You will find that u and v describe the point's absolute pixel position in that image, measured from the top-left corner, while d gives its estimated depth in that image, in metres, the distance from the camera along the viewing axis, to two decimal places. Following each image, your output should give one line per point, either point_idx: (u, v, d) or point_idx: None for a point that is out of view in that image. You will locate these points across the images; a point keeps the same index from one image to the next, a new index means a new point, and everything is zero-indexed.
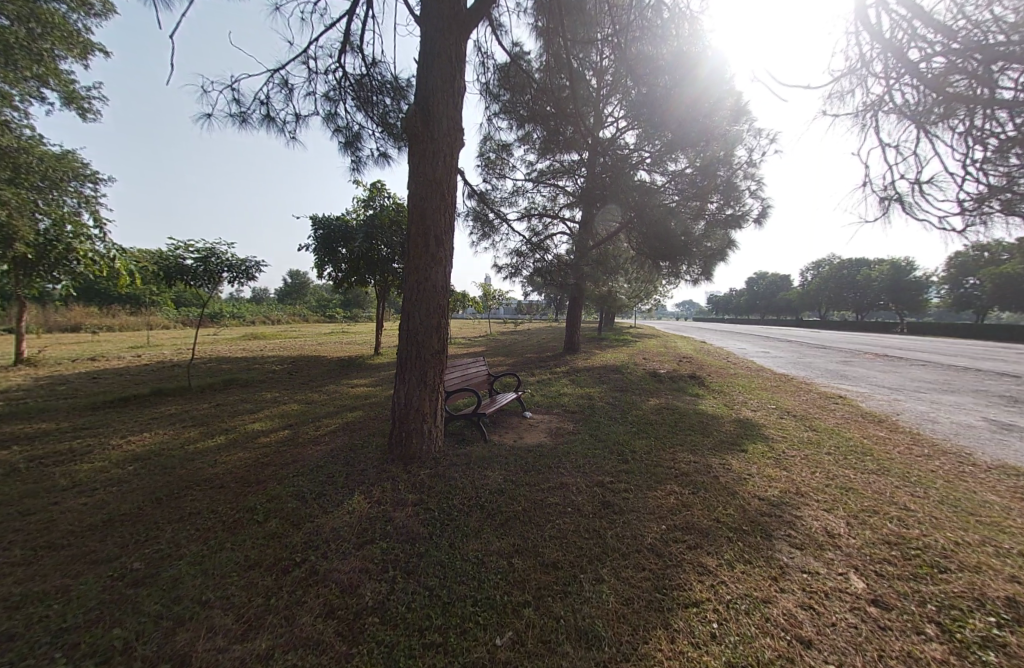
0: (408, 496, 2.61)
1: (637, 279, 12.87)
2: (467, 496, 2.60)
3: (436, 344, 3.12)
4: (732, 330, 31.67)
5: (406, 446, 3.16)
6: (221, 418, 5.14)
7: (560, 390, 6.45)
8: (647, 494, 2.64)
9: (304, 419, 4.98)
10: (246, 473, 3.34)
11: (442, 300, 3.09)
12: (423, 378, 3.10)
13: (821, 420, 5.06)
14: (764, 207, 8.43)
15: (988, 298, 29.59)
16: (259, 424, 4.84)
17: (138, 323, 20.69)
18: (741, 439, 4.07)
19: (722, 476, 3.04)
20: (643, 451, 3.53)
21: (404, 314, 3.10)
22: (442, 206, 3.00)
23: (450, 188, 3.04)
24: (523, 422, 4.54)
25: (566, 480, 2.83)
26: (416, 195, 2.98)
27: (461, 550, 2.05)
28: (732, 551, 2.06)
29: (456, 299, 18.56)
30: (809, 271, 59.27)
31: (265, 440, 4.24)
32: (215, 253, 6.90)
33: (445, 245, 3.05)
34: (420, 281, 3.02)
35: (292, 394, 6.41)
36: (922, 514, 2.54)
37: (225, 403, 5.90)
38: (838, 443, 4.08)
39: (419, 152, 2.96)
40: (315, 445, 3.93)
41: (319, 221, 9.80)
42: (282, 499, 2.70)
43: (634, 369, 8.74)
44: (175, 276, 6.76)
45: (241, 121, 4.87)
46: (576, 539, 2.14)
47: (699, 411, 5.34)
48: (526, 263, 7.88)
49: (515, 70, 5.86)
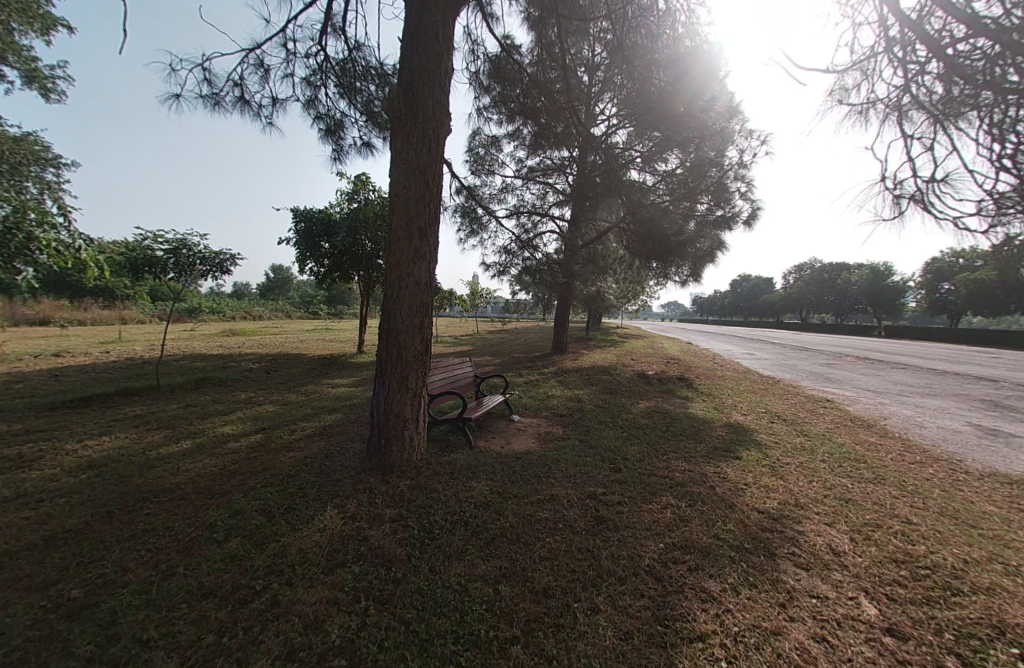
0: (386, 511, 2.39)
1: (626, 279, 12.81)
2: (450, 511, 2.40)
3: (418, 346, 2.91)
4: (716, 331, 32.21)
5: (385, 454, 2.94)
6: (188, 421, 4.80)
7: (548, 391, 6.29)
8: (642, 508, 2.48)
9: (278, 422, 4.68)
10: (209, 483, 3.06)
11: (426, 298, 2.89)
12: (404, 381, 2.89)
13: (811, 425, 5.01)
14: (754, 208, 8.41)
15: (961, 303, 30.62)
16: (230, 427, 4.54)
17: (112, 317, 19.92)
18: (735, 445, 3.97)
19: (719, 485, 2.91)
20: (636, 458, 3.38)
21: (384, 313, 2.88)
22: (427, 197, 2.79)
23: (435, 177, 2.83)
24: (511, 427, 4.35)
25: (556, 492, 2.65)
26: (398, 184, 2.76)
27: (444, 575, 1.85)
28: (736, 574, 1.92)
29: (443, 297, 18.26)
30: (791, 274, 60.69)
31: (234, 445, 3.95)
32: (187, 245, 6.51)
33: (430, 239, 2.84)
34: (402, 277, 2.81)
35: (267, 395, 6.08)
36: (926, 529, 2.46)
37: (194, 403, 5.55)
38: (831, 450, 4.02)
39: (402, 138, 2.74)
40: (288, 451, 3.66)
41: (300, 214, 9.43)
42: (245, 514, 2.45)
43: (623, 371, 8.64)
44: (143, 269, 6.35)
45: (213, 104, 4.55)
46: (568, 561, 1.96)
47: (689, 414, 5.25)
48: (514, 262, 7.70)
49: (505, 63, 5.66)
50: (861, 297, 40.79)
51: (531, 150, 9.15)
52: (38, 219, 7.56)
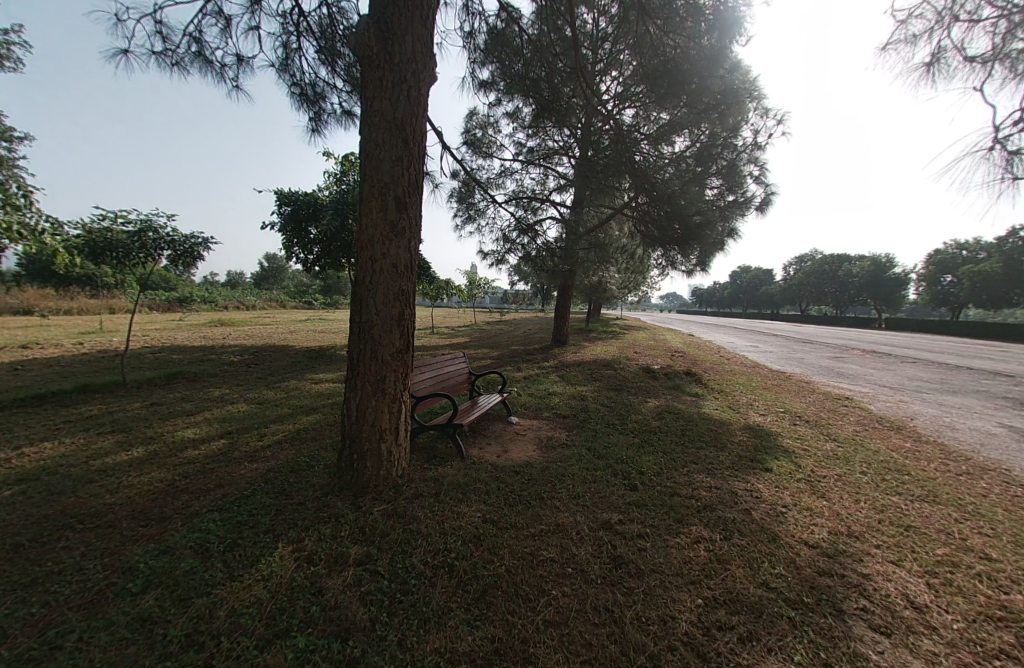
0: (350, 551, 1.91)
1: (629, 268, 12.32)
2: (431, 548, 1.94)
3: (397, 342, 2.41)
4: (714, 323, 31.83)
5: (357, 471, 2.47)
6: (146, 423, 4.28)
7: (550, 388, 5.81)
8: (668, 543, 2.02)
9: (248, 425, 4.18)
10: (150, 505, 2.57)
11: (405, 285, 2.37)
12: (381, 384, 2.41)
13: (838, 427, 4.58)
14: (767, 193, 7.89)
15: (963, 296, 30.31)
16: (193, 430, 4.04)
17: (99, 304, 19.39)
18: (761, 453, 3.53)
19: (753, 508, 2.47)
20: (653, 472, 2.92)
21: (355, 302, 2.38)
22: (405, 157, 2.26)
23: (418, 132, 2.30)
24: (508, 431, 3.88)
25: (563, 521, 2.19)
26: (369, 142, 2.22)
27: (416, 656, 1.39)
28: (803, 648, 1.47)
29: (439, 287, 17.75)
30: (790, 266, 60.32)
31: (192, 453, 3.46)
32: (153, 228, 5.94)
33: (409, 211, 2.31)
34: (376, 259, 2.28)
35: (242, 392, 5.57)
36: (1013, 571, 2.05)
37: (159, 402, 5.03)
38: (868, 459, 3.57)
39: (374, 82, 2.20)
40: (249, 462, 3.16)
41: (285, 196, 8.83)
42: (175, 555, 1.96)
43: (626, 364, 8.17)
44: (105, 253, 5.77)
45: (167, 62, 3.96)
46: (584, 630, 1.50)
47: (704, 414, 4.80)
48: (513, 250, 7.19)
49: (504, 34, 5.13)
50: (862, 289, 40.42)
51: (530, 131, 8.52)
52: (4, 200, 6.94)
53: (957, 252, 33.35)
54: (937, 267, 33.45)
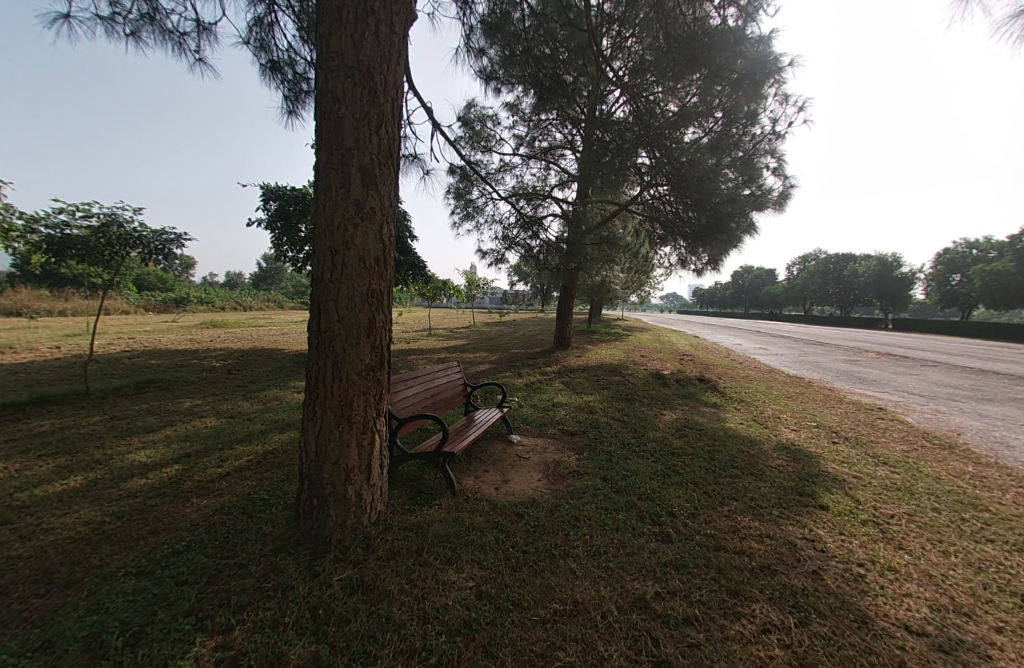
0: (292, 653, 1.39)
1: (635, 267, 11.80)
2: (404, 648, 1.41)
3: (368, 358, 1.88)
4: (718, 325, 31.23)
5: (319, 521, 1.95)
6: (97, 443, 3.73)
7: (553, 398, 5.26)
8: (727, 636, 1.49)
9: (211, 446, 3.62)
10: (58, 563, 2.03)
11: (377, 284, 1.85)
12: (348, 412, 1.89)
13: (882, 446, 4.05)
14: (785, 187, 7.29)
15: (973, 297, 29.67)
16: (146, 453, 3.51)
17: (91, 305, 18.95)
18: (807, 482, 2.99)
19: (822, 570, 1.95)
20: (687, 513, 2.39)
21: (314, 306, 1.85)
22: (374, 117, 1.73)
23: (390, 83, 1.77)
24: (509, 453, 3.35)
25: (584, 596, 1.66)
26: (327, 96, 1.70)
27: None
28: None
29: (438, 288, 17.25)
30: (794, 265, 59.69)
31: (137, 484, 2.92)
32: (119, 221, 5.42)
33: (380, 188, 1.78)
34: (337, 251, 1.75)
35: (214, 404, 5.01)
36: None
37: (120, 416, 4.49)
38: (933, 491, 3.02)
39: (332, 17, 1.68)
40: (197, 498, 2.62)
41: (272, 191, 8.32)
42: (55, 656, 1.43)
43: (635, 370, 7.60)
44: (64, 251, 5.24)
45: (117, 28, 3.44)
46: None
47: (729, 430, 4.26)
48: (514, 248, 6.70)
49: (500, 19, 4.60)
50: (868, 289, 39.78)
51: (532, 125, 7.97)
52: None
53: (966, 251, 32.65)
54: (945, 267, 32.85)
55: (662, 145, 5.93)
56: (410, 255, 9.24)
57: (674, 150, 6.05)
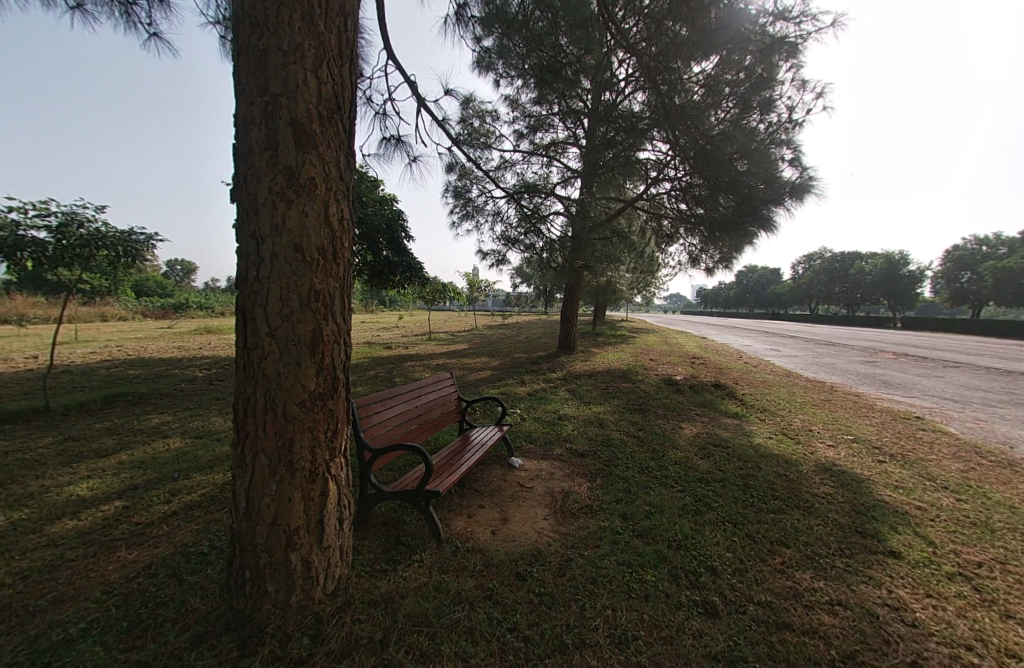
0: None
1: (642, 266, 11.30)
2: None
3: (314, 383, 1.40)
4: (722, 325, 30.65)
5: (255, 598, 1.47)
6: (37, 471, 3.25)
7: (559, 410, 4.75)
8: None
9: (166, 475, 3.13)
10: None
11: (324, 284, 1.36)
12: (289, 456, 1.41)
13: (935, 465, 3.54)
14: (804, 179, 6.72)
15: (985, 294, 28.95)
16: (88, 484, 3.01)
17: (90, 310, 18.76)
18: (866, 518, 2.50)
19: (925, 661, 1.45)
20: (733, 569, 1.90)
21: (241, 316, 1.37)
22: (312, 51, 1.26)
23: (333, 7, 1.30)
24: (509, 482, 2.86)
25: None
26: (246, 22, 1.22)
27: None
28: None
29: (437, 291, 16.82)
30: (799, 264, 58.98)
31: (63, 527, 2.42)
32: (80, 220, 4.94)
33: (322, 150, 1.31)
34: (265, 238, 1.27)
35: (183, 422, 4.51)
36: None
37: (74, 437, 4.00)
38: (1015, 526, 2.52)
39: None
40: (127, 550, 2.12)
41: None
42: None
43: (645, 375, 7.09)
44: (13, 253, 4.68)
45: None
46: None
47: (760, 447, 3.76)
48: (515, 248, 6.25)
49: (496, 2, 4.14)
50: (875, 288, 39.07)
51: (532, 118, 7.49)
52: None
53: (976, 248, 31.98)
54: (954, 265, 32.16)
55: (681, 126, 5.09)
56: (405, 256, 8.78)
57: (695, 132, 5.20)
